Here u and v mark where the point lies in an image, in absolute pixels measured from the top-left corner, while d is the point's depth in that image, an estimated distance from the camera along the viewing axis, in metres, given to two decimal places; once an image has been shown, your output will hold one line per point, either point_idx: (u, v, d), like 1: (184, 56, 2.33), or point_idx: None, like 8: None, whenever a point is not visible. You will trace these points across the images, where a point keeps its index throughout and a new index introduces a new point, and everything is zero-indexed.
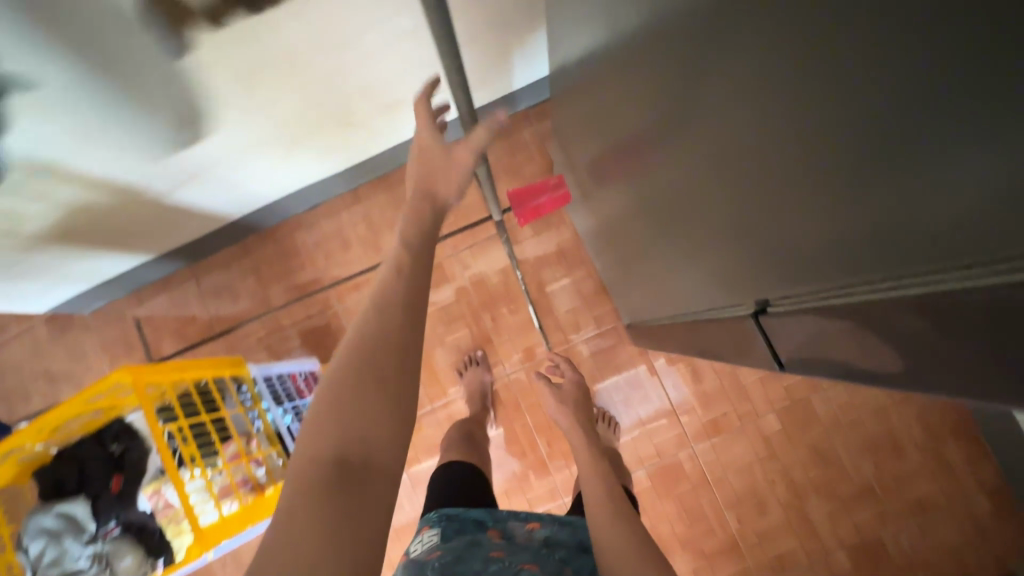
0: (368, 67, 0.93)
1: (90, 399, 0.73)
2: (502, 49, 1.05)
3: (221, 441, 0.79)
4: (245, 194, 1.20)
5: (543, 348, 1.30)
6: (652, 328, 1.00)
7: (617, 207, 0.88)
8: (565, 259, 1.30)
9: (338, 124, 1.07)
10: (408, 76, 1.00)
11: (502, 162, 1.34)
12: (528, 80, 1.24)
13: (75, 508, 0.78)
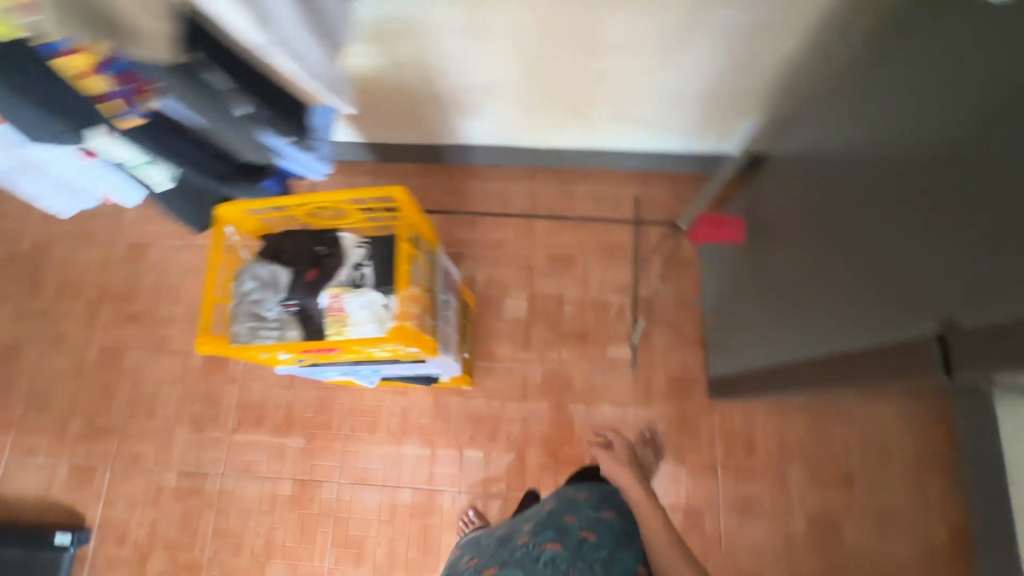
0: (647, 53, 1.08)
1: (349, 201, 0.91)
2: (740, 102, 1.22)
3: (408, 280, 0.95)
4: (464, 114, 1.35)
5: (628, 364, 1.41)
6: (755, 378, 1.14)
7: (798, 256, 1.00)
8: (680, 301, 1.45)
9: (575, 107, 1.28)
10: (663, 78, 1.16)
11: (663, 200, 1.52)
12: (721, 149, 1.43)
13: (278, 273, 0.95)
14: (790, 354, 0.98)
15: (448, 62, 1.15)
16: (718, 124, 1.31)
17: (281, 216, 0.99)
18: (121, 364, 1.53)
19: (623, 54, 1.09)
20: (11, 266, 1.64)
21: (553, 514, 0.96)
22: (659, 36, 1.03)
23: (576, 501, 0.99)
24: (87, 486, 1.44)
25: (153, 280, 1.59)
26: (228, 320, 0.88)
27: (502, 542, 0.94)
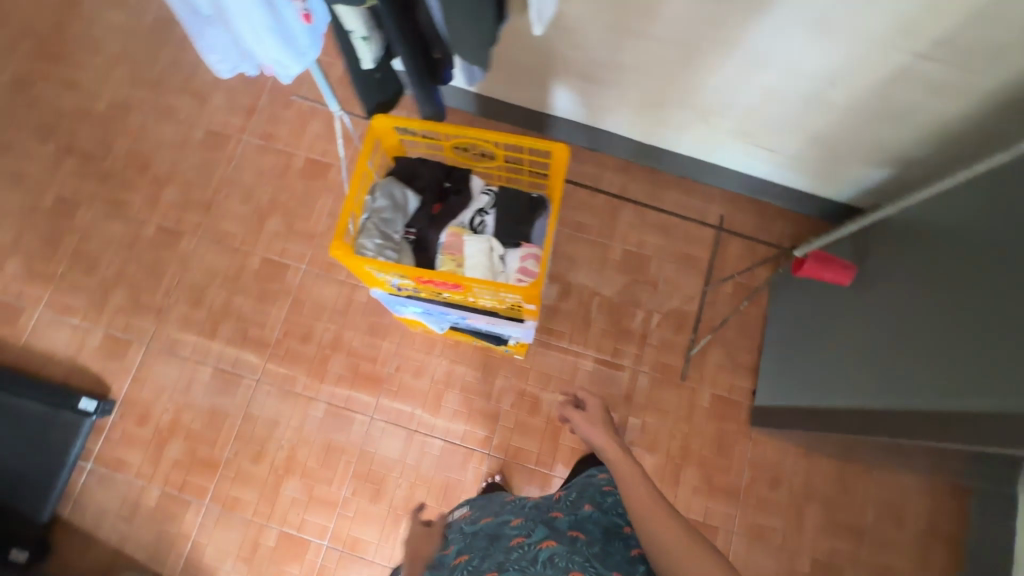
0: (800, 76, 1.07)
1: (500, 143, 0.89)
2: (859, 153, 1.23)
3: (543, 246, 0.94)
4: (585, 88, 1.33)
5: (678, 374, 1.44)
6: (814, 418, 1.15)
7: (902, 316, 1.01)
8: (742, 326, 1.46)
9: (700, 118, 1.30)
10: (800, 106, 1.15)
11: (748, 227, 1.53)
12: (820, 193, 1.44)
13: (409, 198, 0.94)
14: (853, 398, 1.03)
15: (597, 36, 1.13)
16: (828, 169, 1.32)
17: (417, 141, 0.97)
18: (177, 248, 1.50)
19: (774, 82, 1.11)
20: (83, 123, 1.60)
21: (541, 513, 0.94)
22: (818, 75, 1.06)
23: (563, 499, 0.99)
24: (119, 358, 1.42)
25: (226, 174, 1.56)
26: (359, 230, 0.86)
27: (493, 539, 0.90)
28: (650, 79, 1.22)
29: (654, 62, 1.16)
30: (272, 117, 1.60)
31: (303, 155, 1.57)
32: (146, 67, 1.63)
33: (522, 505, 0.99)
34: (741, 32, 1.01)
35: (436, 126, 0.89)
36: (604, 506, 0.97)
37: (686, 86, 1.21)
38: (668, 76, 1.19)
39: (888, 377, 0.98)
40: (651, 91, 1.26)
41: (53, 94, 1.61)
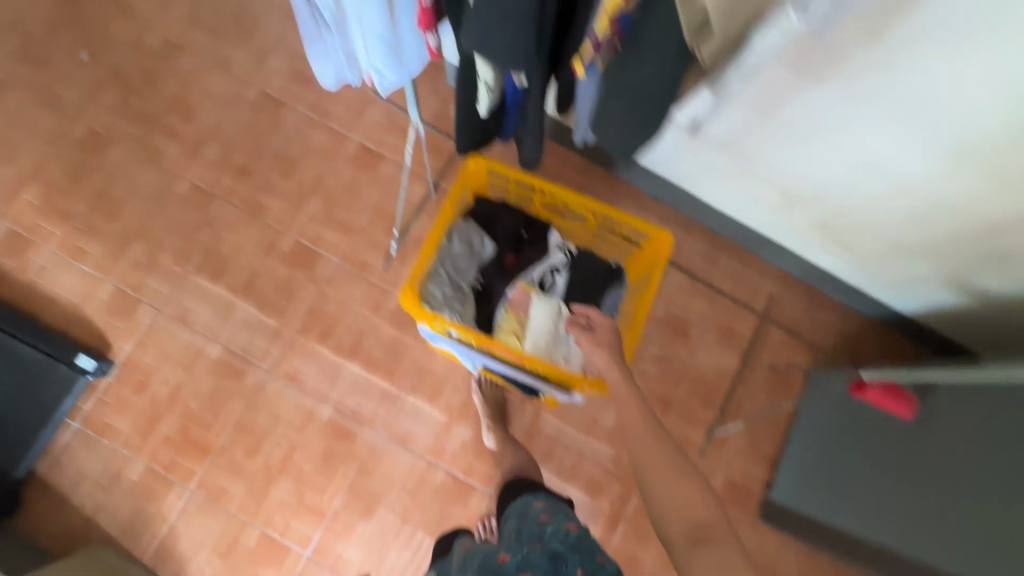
0: (902, 187, 1.02)
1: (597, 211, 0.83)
2: (934, 274, 1.18)
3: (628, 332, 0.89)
4: (667, 141, 1.26)
5: (696, 449, 1.38)
6: None
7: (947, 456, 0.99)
8: (772, 413, 1.40)
9: (788, 205, 1.25)
10: (890, 215, 1.10)
11: (799, 312, 1.46)
12: (882, 297, 1.38)
13: (484, 245, 0.87)
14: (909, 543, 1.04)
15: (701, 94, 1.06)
16: (896, 278, 1.27)
17: (501, 184, 0.90)
18: (206, 212, 1.41)
19: (883, 194, 1.06)
20: (130, 55, 1.49)
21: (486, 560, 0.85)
22: (935, 201, 1.00)
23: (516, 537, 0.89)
24: (125, 316, 1.34)
25: (272, 142, 1.47)
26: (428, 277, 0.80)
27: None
28: (739, 148, 1.16)
29: (750, 134, 1.10)
30: (330, 92, 1.50)
31: (357, 140, 1.48)
32: (209, 9, 1.53)
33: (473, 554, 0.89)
34: (869, 137, 0.96)
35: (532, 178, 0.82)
36: (549, 534, 0.89)
37: (775, 164, 1.15)
38: (760, 150, 1.13)
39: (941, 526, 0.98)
40: (736, 161, 1.21)
41: (104, 17, 1.50)
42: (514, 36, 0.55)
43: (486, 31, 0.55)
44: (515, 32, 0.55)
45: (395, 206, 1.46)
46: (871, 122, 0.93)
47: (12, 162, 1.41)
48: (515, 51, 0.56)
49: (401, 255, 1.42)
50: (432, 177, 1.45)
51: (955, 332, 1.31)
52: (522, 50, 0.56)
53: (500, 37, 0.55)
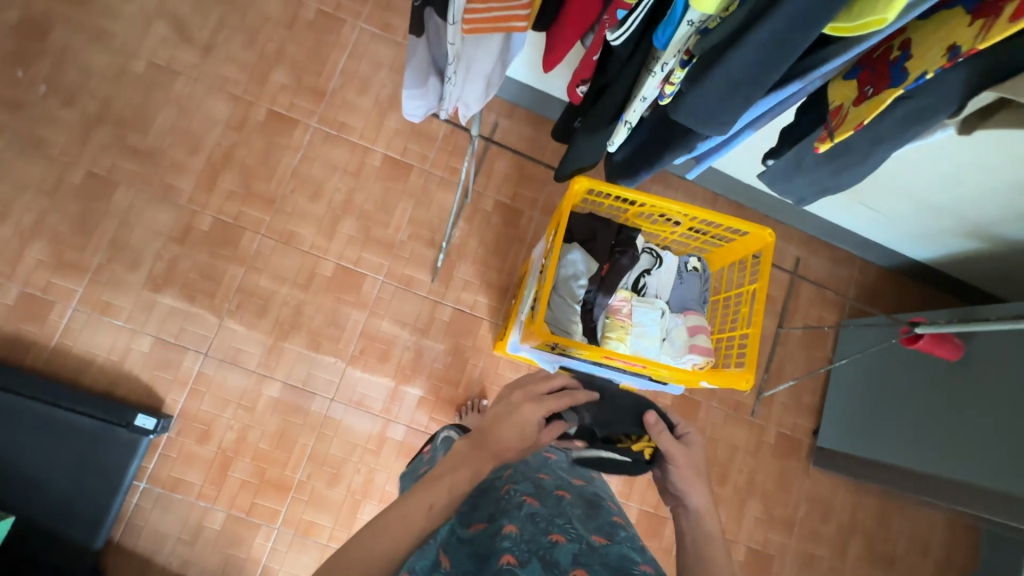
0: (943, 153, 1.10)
1: (691, 213, 0.88)
2: (971, 227, 1.26)
3: (739, 320, 0.91)
4: None
5: (747, 410, 1.48)
6: (874, 463, 1.30)
7: (969, 391, 1.14)
8: (810, 367, 1.50)
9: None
10: (925, 183, 1.19)
11: (823, 270, 1.54)
12: (904, 249, 1.48)
13: (590, 266, 0.90)
14: (914, 454, 1.20)
15: None
16: (930, 235, 1.37)
17: (594, 201, 0.94)
18: (237, 247, 1.35)
19: (927, 163, 1.14)
20: (116, 85, 1.37)
21: (526, 470, 0.80)
22: (996, 185, 1.11)
23: (552, 463, 0.86)
24: (172, 368, 1.29)
25: (291, 165, 1.40)
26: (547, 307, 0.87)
27: (486, 491, 0.77)
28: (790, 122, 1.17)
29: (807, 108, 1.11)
30: (344, 104, 1.44)
31: (381, 152, 1.44)
32: (195, 26, 1.42)
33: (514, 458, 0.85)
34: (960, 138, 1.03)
35: (634, 192, 0.86)
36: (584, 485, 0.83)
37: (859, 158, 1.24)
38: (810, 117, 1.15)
39: (939, 434, 1.16)
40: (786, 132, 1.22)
41: (77, 46, 1.37)
42: (741, 107, 0.55)
43: (719, 92, 0.55)
44: (748, 101, 0.55)
45: (431, 215, 1.44)
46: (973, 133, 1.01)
47: (7, 220, 1.29)
48: (733, 117, 0.57)
49: (446, 264, 1.42)
50: (465, 181, 1.43)
51: (967, 272, 1.44)
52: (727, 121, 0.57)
53: (732, 101, 0.55)
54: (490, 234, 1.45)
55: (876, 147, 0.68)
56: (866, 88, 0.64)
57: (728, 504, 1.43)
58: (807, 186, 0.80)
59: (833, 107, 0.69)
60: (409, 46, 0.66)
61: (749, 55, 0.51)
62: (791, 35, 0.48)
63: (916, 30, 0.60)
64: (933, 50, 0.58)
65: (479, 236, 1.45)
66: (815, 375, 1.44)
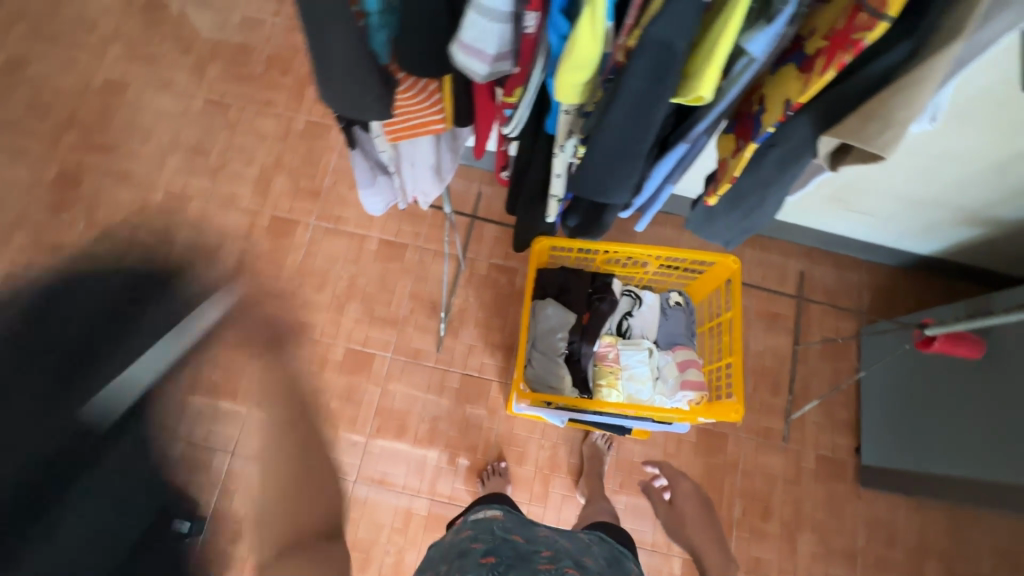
0: (902, 152, 1.11)
1: (657, 252, 0.91)
2: (965, 215, 1.25)
3: (727, 348, 0.91)
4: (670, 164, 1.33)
5: (779, 435, 1.41)
6: (924, 477, 1.22)
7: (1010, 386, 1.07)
8: (836, 382, 1.44)
9: (815, 194, 1.32)
10: (898, 182, 1.20)
11: (829, 279, 1.51)
12: (906, 247, 1.45)
13: (569, 317, 0.93)
14: (966, 467, 1.12)
15: None
16: (924, 230, 1.35)
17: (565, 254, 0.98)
18: (253, 344, 1.45)
19: (892, 164, 1.15)
20: (139, 217, 1.54)
21: (570, 552, 0.86)
22: (969, 170, 1.11)
23: (592, 550, 0.92)
24: (204, 470, 1.36)
25: (297, 262, 1.52)
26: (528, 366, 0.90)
27: (524, 556, 0.81)
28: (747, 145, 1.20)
29: None
30: (339, 199, 1.57)
31: (376, 236, 1.54)
32: (203, 154, 1.60)
33: (549, 538, 0.89)
34: (914, 135, 1.05)
35: (598, 242, 0.91)
36: (616, 574, 0.88)
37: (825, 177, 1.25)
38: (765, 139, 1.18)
39: (986, 438, 1.10)
40: None
41: (105, 189, 1.56)
42: (630, 170, 0.60)
43: (604, 162, 0.60)
44: (634, 165, 0.60)
45: (429, 288, 1.50)
46: (926, 128, 1.03)
47: None
48: (627, 179, 0.61)
49: (450, 332, 1.47)
50: (457, 251, 1.50)
51: (985, 259, 1.40)
52: (620, 185, 0.62)
53: (620, 167, 0.60)
54: (488, 297, 1.50)
55: (767, 190, 0.67)
56: (739, 141, 0.66)
57: (778, 541, 1.35)
58: (730, 230, 0.76)
59: (722, 159, 0.70)
60: (352, 160, 0.73)
61: (614, 132, 0.56)
62: (642, 112, 0.53)
63: (766, 84, 0.60)
64: (777, 103, 0.59)
65: (477, 300, 1.50)
66: (840, 390, 1.38)
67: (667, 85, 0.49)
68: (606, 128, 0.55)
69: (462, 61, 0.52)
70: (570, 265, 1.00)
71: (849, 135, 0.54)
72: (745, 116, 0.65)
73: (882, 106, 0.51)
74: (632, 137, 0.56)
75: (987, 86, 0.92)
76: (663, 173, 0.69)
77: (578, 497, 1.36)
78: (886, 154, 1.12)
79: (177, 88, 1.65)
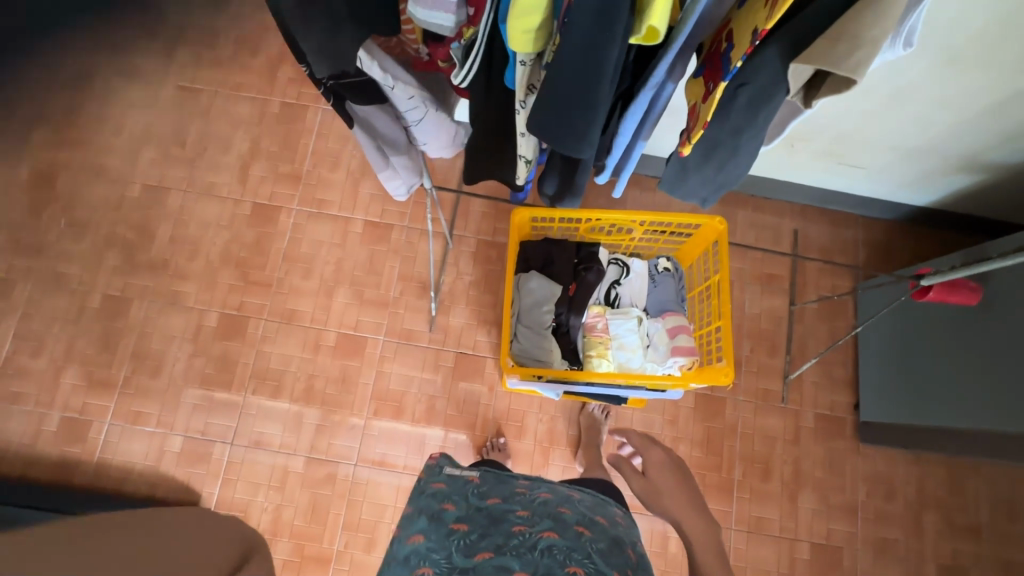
0: (892, 99, 1.07)
1: (642, 218, 0.88)
2: (963, 161, 1.20)
3: (717, 311, 0.89)
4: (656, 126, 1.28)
5: (776, 396, 1.41)
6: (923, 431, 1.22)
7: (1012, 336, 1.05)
8: (832, 340, 1.43)
9: (806, 148, 1.28)
10: (890, 132, 1.16)
11: (824, 237, 1.48)
12: (902, 199, 1.41)
13: (555, 289, 0.91)
14: (964, 417, 1.11)
15: None
16: (920, 179, 1.30)
17: (547, 225, 0.96)
18: (244, 335, 1.43)
19: (882, 113, 1.11)
20: (118, 212, 1.51)
21: (547, 505, 0.85)
22: (964, 113, 1.07)
23: (573, 499, 0.90)
24: (204, 462, 1.36)
25: (282, 249, 1.49)
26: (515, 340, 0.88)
27: (497, 520, 0.82)
28: None
29: None
30: (320, 182, 1.53)
31: (361, 218, 1.51)
32: (178, 144, 1.56)
33: (528, 492, 0.90)
34: (904, 78, 1.01)
35: (580, 210, 0.88)
36: (599, 521, 0.86)
37: (815, 132, 1.21)
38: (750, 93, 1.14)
39: (986, 387, 1.08)
40: None
41: (80, 185, 1.52)
42: (586, 126, 0.58)
43: (558, 118, 0.58)
44: (591, 117, 0.57)
45: (418, 268, 1.48)
46: (916, 71, 0.99)
47: (41, 353, 1.41)
48: (584, 133, 0.59)
49: (442, 311, 1.45)
50: (443, 229, 1.47)
51: (983, 207, 1.36)
52: (582, 140, 0.60)
53: (574, 119, 0.58)
54: (478, 274, 1.48)
55: (740, 137, 0.64)
56: (710, 84, 0.64)
57: (778, 500, 1.36)
58: (703, 186, 0.74)
59: (693, 105, 0.69)
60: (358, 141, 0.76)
61: (566, 77, 0.54)
62: (592, 56, 0.51)
63: (734, 19, 0.58)
64: (744, 37, 0.56)
65: (467, 277, 1.47)
66: (837, 347, 1.36)
67: (616, 23, 0.48)
68: (557, 76, 0.55)
69: (426, 16, 0.54)
70: (554, 236, 0.97)
71: (821, 60, 0.50)
72: (715, 57, 0.62)
73: (850, 26, 0.49)
74: (585, 83, 0.54)
75: (980, 21, 0.87)
76: (631, 130, 0.68)
77: (578, 468, 1.36)
78: (876, 102, 1.08)
79: (146, 76, 1.60)
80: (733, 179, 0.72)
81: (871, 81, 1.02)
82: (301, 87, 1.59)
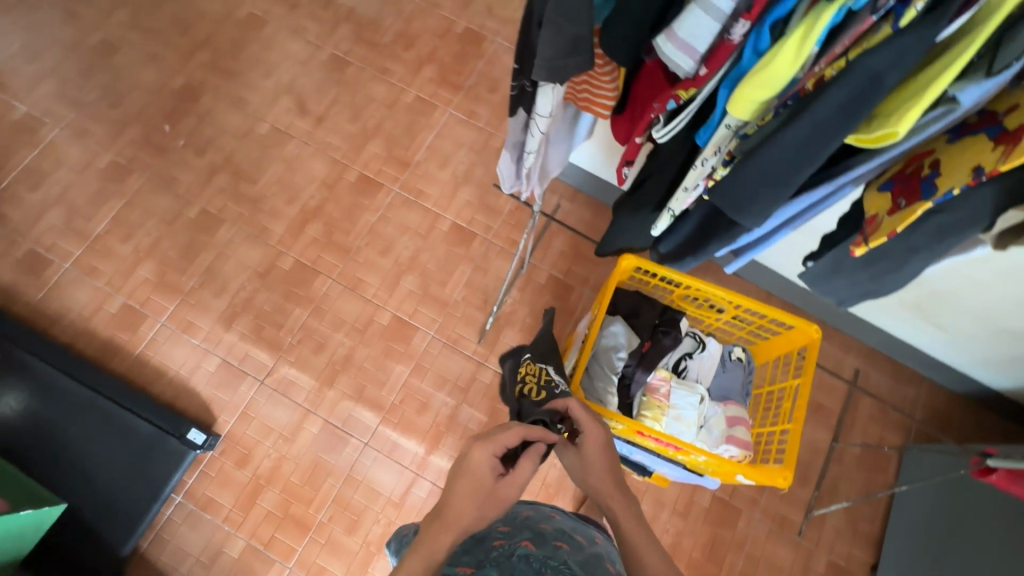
0: (1003, 278, 1.08)
1: (737, 301, 0.90)
2: None
3: (785, 416, 0.89)
4: None
5: (794, 527, 1.35)
6: None
7: None
8: (866, 491, 1.38)
9: (897, 296, 1.29)
10: (989, 307, 1.17)
11: (885, 386, 1.45)
12: (978, 376, 1.38)
13: (631, 342, 0.93)
14: None
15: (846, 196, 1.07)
16: (1005, 363, 1.28)
17: (640, 279, 0.99)
18: (308, 287, 1.50)
19: (987, 285, 1.12)
20: (241, 141, 1.63)
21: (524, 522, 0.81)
22: None
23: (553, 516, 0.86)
24: (231, 390, 1.40)
25: (370, 222, 1.57)
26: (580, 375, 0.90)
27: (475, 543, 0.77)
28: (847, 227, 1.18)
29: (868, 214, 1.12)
30: (425, 175, 1.62)
31: (450, 219, 1.58)
32: (314, 102, 1.69)
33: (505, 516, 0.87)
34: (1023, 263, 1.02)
35: (681, 274, 0.91)
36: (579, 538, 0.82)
37: (915, 286, 1.22)
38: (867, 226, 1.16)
39: None
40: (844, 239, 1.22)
41: (219, 108, 1.66)
42: (773, 196, 0.63)
43: (750, 187, 0.64)
44: (781, 192, 0.63)
45: (485, 281, 1.53)
46: None
47: (129, 241, 1.51)
48: (768, 207, 0.65)
49: (494, 328, 1.48)
50: (522, 254, 1.52)
51: None
52: (765, 209, 0.65)
53: (765, 193, 0.64)
54: (540, 305, 1.51)
55: (912, 256, 0.71)
56: (900, 199, 0.68)
57: None
58: (849, 289, 0.83)
59: (870, 215, 0.72)
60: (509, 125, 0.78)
61: (776, 154, 0.60)
62: (815, 143, 0.57)
63: (944, 151, 0.64)
64: (959, 169, 0.61)
65: (529, 305, 1.51)
66: (871, 499, 1.31)
67: (854, 124, 0.54)
68: (768, 151, 0.60)
69: (671, 54, 0.59)
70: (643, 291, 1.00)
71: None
72: (912, 177, 0.67)
73: None
74: (793, 162, 0.60)
75: None
76: (784, 217, 0.73)
77: None
78: (986, 274, 1.10)
79: (308, 36, 1.76)
80: (879, 288, 0.78)
81: (991, 256, 1.04)
82: (437, 87, 1.71)
